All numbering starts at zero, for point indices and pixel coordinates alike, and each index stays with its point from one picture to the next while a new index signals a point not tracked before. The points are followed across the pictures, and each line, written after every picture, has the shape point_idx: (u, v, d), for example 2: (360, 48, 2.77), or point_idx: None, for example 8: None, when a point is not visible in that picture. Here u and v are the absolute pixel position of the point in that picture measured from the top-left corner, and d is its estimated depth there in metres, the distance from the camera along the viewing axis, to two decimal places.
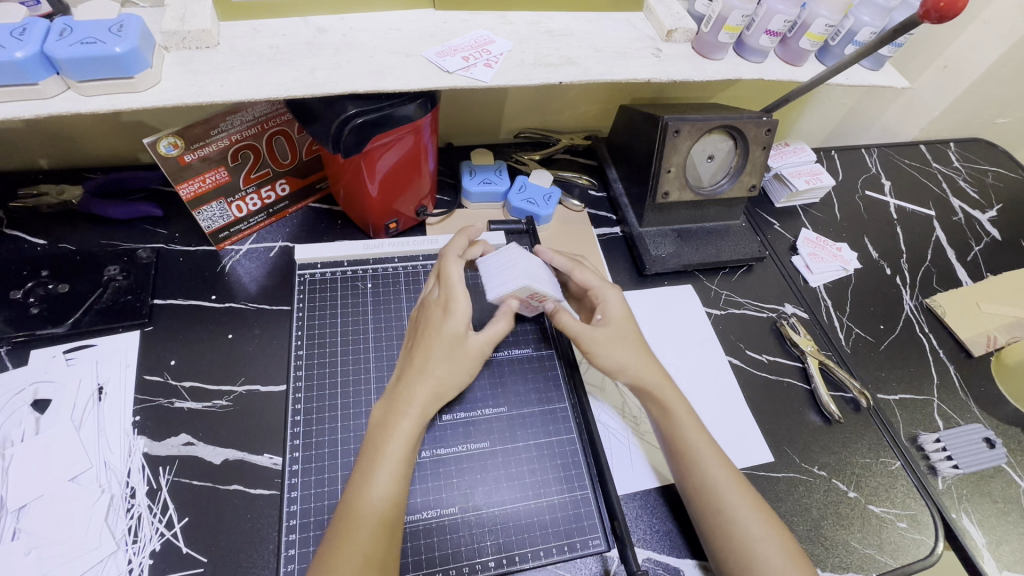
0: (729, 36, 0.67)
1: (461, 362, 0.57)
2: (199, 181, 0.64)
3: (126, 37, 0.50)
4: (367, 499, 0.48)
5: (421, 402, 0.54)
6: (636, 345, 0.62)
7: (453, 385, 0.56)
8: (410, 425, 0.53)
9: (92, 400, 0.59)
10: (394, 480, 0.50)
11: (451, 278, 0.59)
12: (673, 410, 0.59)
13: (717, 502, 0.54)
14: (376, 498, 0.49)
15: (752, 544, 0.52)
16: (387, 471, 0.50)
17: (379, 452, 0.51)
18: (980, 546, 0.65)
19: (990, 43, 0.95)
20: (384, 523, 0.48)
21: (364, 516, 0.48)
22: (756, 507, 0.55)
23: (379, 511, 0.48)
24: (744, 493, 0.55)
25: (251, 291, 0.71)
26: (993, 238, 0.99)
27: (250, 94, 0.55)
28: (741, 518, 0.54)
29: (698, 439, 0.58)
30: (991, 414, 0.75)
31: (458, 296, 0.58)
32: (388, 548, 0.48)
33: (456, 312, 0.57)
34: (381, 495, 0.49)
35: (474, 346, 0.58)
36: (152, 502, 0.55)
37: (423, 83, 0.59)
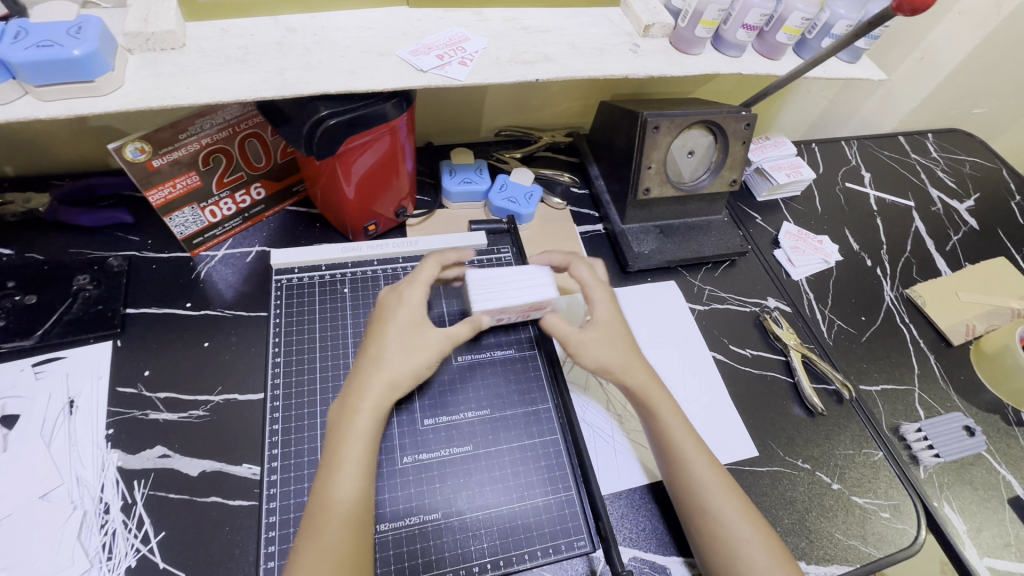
0: (706, 31, 0.66)
1: (412, 354, 0.54)
2: (169, 186, 0.63)
3: (85, 39, 0.48)
4: (330, 503, 0.47)
5: (373, 397, 0.52)
6: (624, 344, 0.61)
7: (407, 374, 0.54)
8: (365, 423, 0.51)
9: (62, 414, 0.58)
10: (356, 480, 0.49)
11: (416, 272, 0.60)
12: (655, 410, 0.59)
13: (700, 500, 0.54)
14: (339, 503, 0.48)
15: (721, 518, 0.53)
16: (350, 472, 0.49)
17: (338, 454, 0.49)
18: (960, 533, 0.66)
19: (964, 33, 0.95)
20: (349, 526, 0.47)
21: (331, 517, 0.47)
22: (726, 480, 0.56)
23: (343, 515, 0.47)
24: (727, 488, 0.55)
25: (228, 297, 0.69)
26: (971, 227, 1.00)
27: (218, 97, 0.53)
28: (722, 509, 0.53)
29: (671, 414, 0.59)
30: (971, 402, 0.76)
31: (412, 284, 0.59)
32: (359, 550, 0.47)
33: (407, 299, 0.57)
34: (343, 497, 0.48)
35: (432, 338, 0.56)
36: (127, 517, 0.53)
37: (396, 82, 0.58)
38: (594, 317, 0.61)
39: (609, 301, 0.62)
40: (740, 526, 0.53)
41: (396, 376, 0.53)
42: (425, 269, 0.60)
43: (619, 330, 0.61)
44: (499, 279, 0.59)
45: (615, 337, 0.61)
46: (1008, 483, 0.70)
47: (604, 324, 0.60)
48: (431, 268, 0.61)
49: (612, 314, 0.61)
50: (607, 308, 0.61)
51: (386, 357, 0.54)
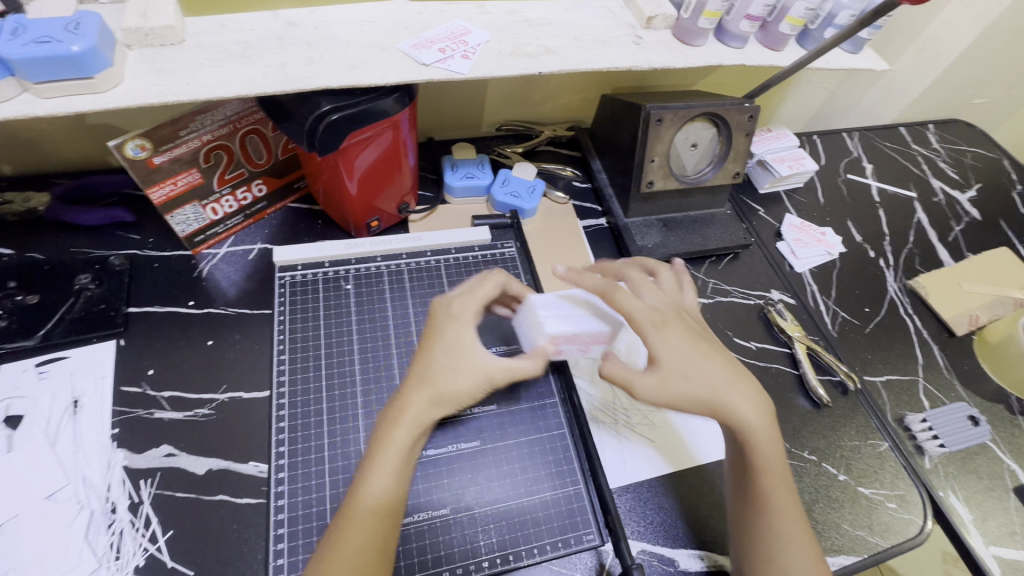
0: (709, 22, 0.66)
1: (465, 376, 0.51)
2: (171, 183, 0.62)
3: (83, 34, 0.48)
4: (362, 496, 0.47)
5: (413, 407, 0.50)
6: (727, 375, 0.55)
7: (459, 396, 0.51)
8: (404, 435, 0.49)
9: (67, 413, 0.57)
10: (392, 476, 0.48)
11: (472, 287, 0.58)
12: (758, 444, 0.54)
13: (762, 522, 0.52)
14: (368, 501, 0.47)
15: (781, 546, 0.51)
16: (383, 475, 0.47)
17: (375, 455, 0.48)
18: (966, 522, 0.66)
19: (966, 23, 0.95)
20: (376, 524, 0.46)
21: (359, 512, 0.46)
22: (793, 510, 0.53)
23: (370, 509, 0.46)
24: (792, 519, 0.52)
25: (230, 295, 0.69)
26: (973, 218, 1.00)
27: (219, 92, 0.53)
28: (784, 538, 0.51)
29: (760, 428, 0.54)
30: (975, 392, 0.76)
31: (470, 297, 0.56)
32: (385, 546, 0.46)
33: (458, 315, 0.55)
34: (377, 490, 0.47)
35: (479, 361, 0.52)
36: (134, 516, 0.53)
37: (399, 76, 0.57)
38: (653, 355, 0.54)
39: (665, 330, 0.55)
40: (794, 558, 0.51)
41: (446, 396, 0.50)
42: (482, 286, 0.58)
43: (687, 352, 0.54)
44: (554, 308, 0.59)
45: (691, 369, 0.54)
46: (1013, 472, 0.70)
47: (673, 358, 0.54)
48: (491, 286, 0.58)
49: (678, 344, 0.54)
50: (669, 341, 0.55)
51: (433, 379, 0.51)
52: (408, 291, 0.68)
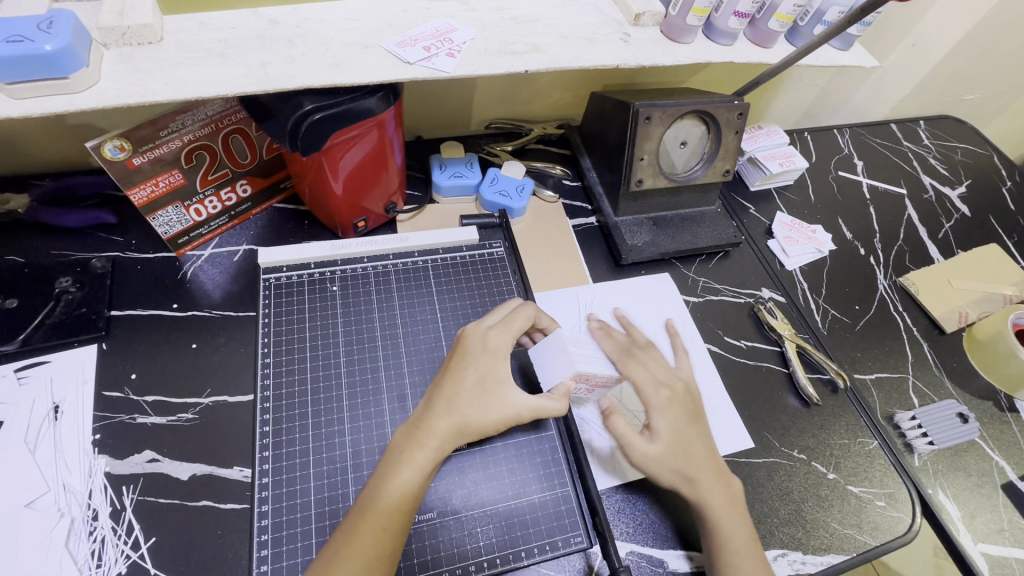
0: (697, 19, 0.65)
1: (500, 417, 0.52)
2: (152, 184, 0.61)
3: (57, 34, 0.47)
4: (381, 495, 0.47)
5: (442, 427, 0.50)
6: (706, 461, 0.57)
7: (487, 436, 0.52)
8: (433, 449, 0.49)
9: (47, 419, 0.56)
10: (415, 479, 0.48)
11: (506, 319, 0.58)
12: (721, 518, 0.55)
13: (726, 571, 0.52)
14: (387, 501, 0.47)
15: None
16: (406, 479, 0.48)
17: (403, 458, 0.49)
18: (955, 519, 0.66)
19: (955, 19, 0.95)
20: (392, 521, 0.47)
21: (376, 510, 0.47)
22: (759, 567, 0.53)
23: (388, 507, 0.47)
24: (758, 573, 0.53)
25: (215, 298, 0.68)
26: (963, 214, 1.00)
27: (198, 92, 0.52)
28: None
29: (718, 502, 0.55)
30: (964, 389, 0.76)
31: (506, 330, 0.57)
32: (395, 544, 0.47)
33: (489, 353, 0.55)
34: (397, 491, 0.47)
35: (510, 400, 0.52)
36: (116, 523, 0.52)
37: (382, 75, 0.56)
38: (653, 430, 0.56)
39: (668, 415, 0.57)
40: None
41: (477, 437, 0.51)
42: (515, 319, 0.58)
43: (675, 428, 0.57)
44: (580, 345, 0.59)
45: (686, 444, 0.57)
46: (1002, 469, 0.70)
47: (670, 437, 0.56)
48: (524, 319, 0.59)
49: (670, 425, 0.57)
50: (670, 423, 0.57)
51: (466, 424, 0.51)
52: (395, 293, 0.67)
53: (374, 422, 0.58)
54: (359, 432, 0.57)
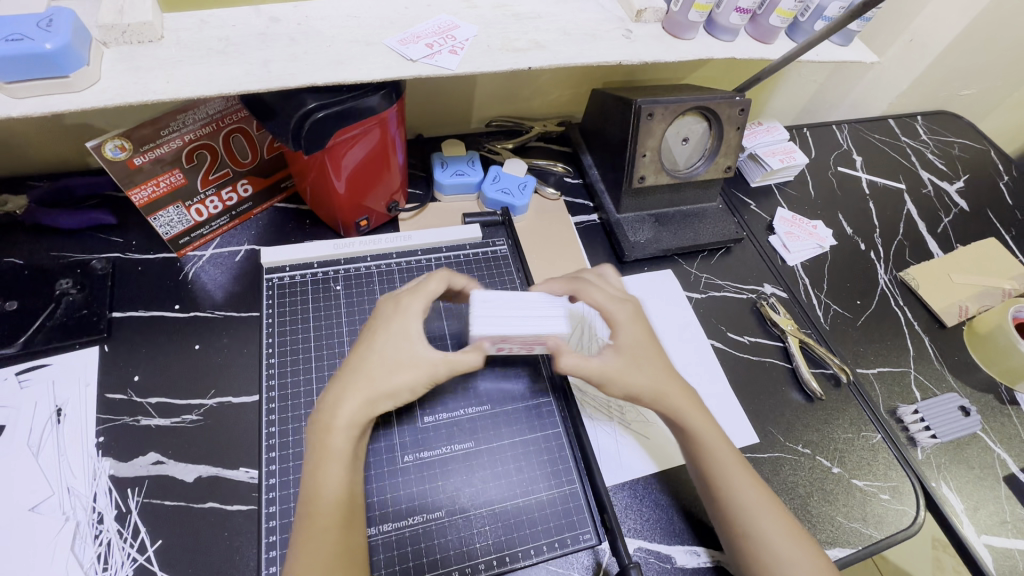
0: (699, 15, 0.65)
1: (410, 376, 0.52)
2: (153, 185, 0.61)
3: (57, 32, 0.46)
4: (318, 495, 0.47)
5: (346, 412, 0.49)
6: (657, 364, 0.58)
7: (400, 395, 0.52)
8: (343, 441, 0.49)
9: (50, 422, 0.56)
10: (341, 473, 0.48)
11: (421, 283, 0.58)
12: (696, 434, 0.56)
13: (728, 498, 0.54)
14: (327, 500, 0.47)
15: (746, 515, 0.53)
16: (335, 475, 0.47)
17: (324, 451, 0.48)
18: (958, 511, 0.66)
19: (952, 15, 0.95)
20: (337, 523, 0.46)
21: (319, 512, 0.46)
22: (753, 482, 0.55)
23: (331, 506, 0.47)
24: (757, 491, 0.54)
25: (217, 298, 0.67)
26: (962, 209, 1.01)
27: (200, 91, 0.51)
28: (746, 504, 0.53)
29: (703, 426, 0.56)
30: (966, 382, 0.77)
31: (417, 293, 0.56)
32: (350, 541, 0.46)
33: (404, 316, 0.54)
34: (333, 490, 0.47)
35: (422, 353, 0.52)
36: (122, 526, 0.52)
37: (385, 72, 0.56)
38: (616, 343, 0.58)
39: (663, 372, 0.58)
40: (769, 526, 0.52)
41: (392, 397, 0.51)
42: (429, 282, 0.57)
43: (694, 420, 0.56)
44: (505, 300, 0.52)
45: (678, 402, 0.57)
46: (1003, 461, 0.71)
47: (665, 395, 0.57)
48: (440, 281, 0.58)
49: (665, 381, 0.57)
50: (661, 374, 0.57)
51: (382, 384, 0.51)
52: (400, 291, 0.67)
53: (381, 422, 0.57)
54: None
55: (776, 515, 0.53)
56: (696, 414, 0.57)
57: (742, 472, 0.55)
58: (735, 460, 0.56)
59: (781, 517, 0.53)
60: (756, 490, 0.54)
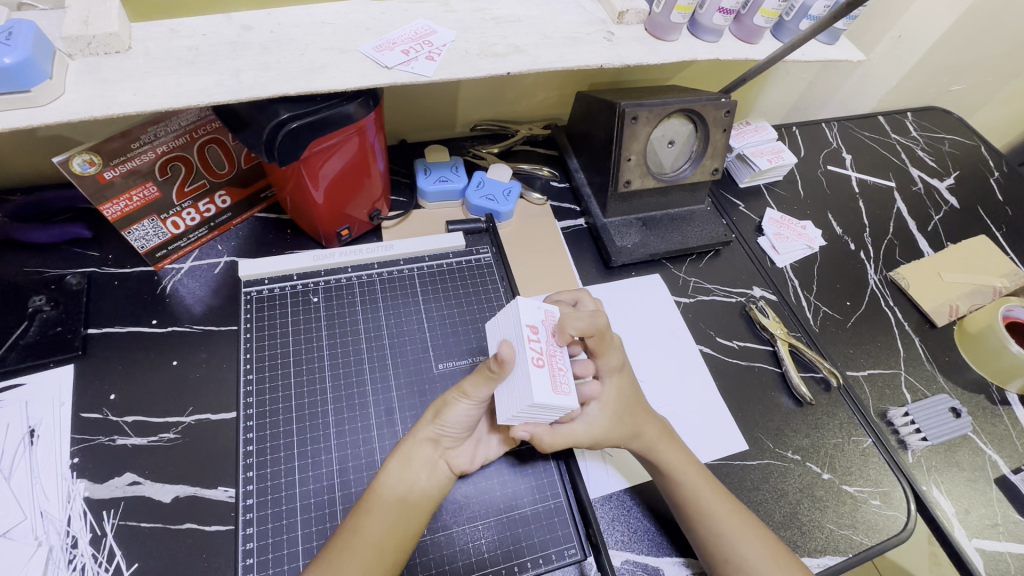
0: (682, 16, 0.64)
1: (461, 406, 0.50)
2: (125, 199, 0.59)
3: (16, 45, 0.45)
4: (380, 489, 0.49)
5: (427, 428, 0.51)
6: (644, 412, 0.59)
7: (457, 425, 0.51)
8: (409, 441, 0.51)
9: (23, 444, 0.55)
10: (411, 471, 0.50)
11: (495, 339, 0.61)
12: (689, 477, 0.56)
13: (726, 550, 0.52)
14: (388, 496, 0.49)
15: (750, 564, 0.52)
16: (398, 473, 0.49)
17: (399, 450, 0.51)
18: (950, 515, 0.66)
19: (941, 11, 0.94)
20: (393, 517, 0.48)
21: (377, 501, 0.48)
22: (752, 527, 0.54)
23: (390, 500, 0.48)
24: (760, 539, 0.54)
25: (196, 312, 0.66)
26: (952, 206, 1.00)
27: (168, 103, 0.50)
28: (751, 557, 0.52)
29: (694, 476, 0.56)
30: (956, 383, 0.76)
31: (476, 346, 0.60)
32: (396, 537, 0.47)
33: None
34: (399, 484, 0.49)
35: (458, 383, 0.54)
36: (97, 550, 0.51)
37: (360, 80, 0.55)
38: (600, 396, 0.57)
39: (658, 426, 0.59)
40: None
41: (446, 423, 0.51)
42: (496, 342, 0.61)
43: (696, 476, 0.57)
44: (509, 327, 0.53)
45: (665, 457, 0.57)
46: (994, 462, 0.70)
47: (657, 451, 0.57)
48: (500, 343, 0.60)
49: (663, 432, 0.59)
50: (654, 428, 0.58)
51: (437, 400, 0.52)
52: (381, 302, 0.66)
53: (362, 441, 0.56)
54: (346, 449, 0.56)
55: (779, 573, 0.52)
56: (688, 467, 0.57)
57: (746, 529, 0.54)
58: (739, 518, 0.55)
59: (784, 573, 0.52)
60: (764, 547, 0.53)
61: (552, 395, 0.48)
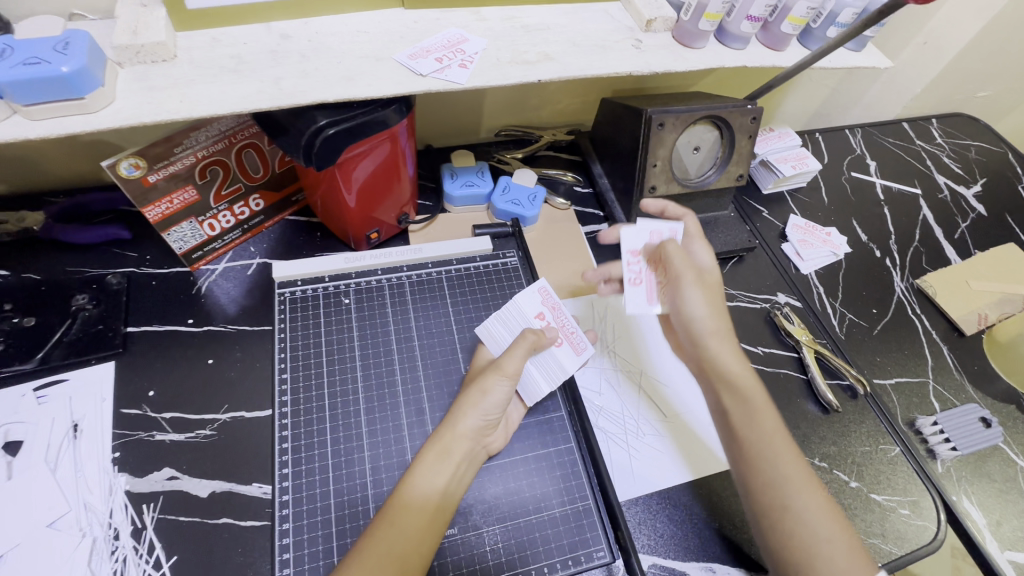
0: (709, 24, 0.65)
1: (500, 386, 0.55)
2: (167, 201, 0.61)
3: (73, 54, 0.47)
4: (409, 495, 0.49)
5: (468, 421, 0.53)
6: (721, 311, 0.62)
7: (495, 409, 0.55)
8: (452, 443, 0.52)
9: (67, 438, 0.57)
10: (440, 477, 0.51)
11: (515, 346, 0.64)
12: (752, 408, 0.56)
13: (782, 495, 0.51)
14: (418, 503, 0.49)
15: (800, 513, 0.50)
16: (429, 482, 0.50)
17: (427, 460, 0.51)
18: (981, 527, 0.65)
19: (969, 17, 0.94)
20: (423, 524, 0.48)
21: (404, 507, 0.48)
22: (811, 477, 0.52)
23: (420, 507, 0.49)
24: (817, 493, 0.51)
25: (230, 312, 0.68)
26: (979, 213, 0.99)
27: (213, 110, 0.52)
28: (803, 505, 0.50)
29: (761, 412, 0.56)
30: (985, 392, 0.75)
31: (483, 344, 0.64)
32: (425, 545, 0.47)
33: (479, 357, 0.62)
34: (427, 489, 0.50)
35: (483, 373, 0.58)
36: (137, 542, 0.52)
37: (395, 88, 0.56)
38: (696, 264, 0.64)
39: (737, 360, 0.59)
40: (824, 530, 0.49)
41: (486, 408, 0.54)
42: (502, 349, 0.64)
43: (779, 446, 0.53)
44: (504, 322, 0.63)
45: (750, 393, 0.57)
46: None
47: (734, 370, 0.58)
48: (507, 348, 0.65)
49: (746, 374, 0.58)
50: (735, 361, 0.59)
51: (472, 390, 0.55)
52: (410, 304, 0.67)
53: (393, 439, 0.57)
54: (377, 448, 0.56)
55: (836, 528, 0.49)
56: (757, 397, 0.56)
57: (803, 474, 0.52)
58: (804, 470, 0.52)
59: (840, 530, 0.49)
60: (822, 502, 0.50)
61: (578, 358, 0.62)
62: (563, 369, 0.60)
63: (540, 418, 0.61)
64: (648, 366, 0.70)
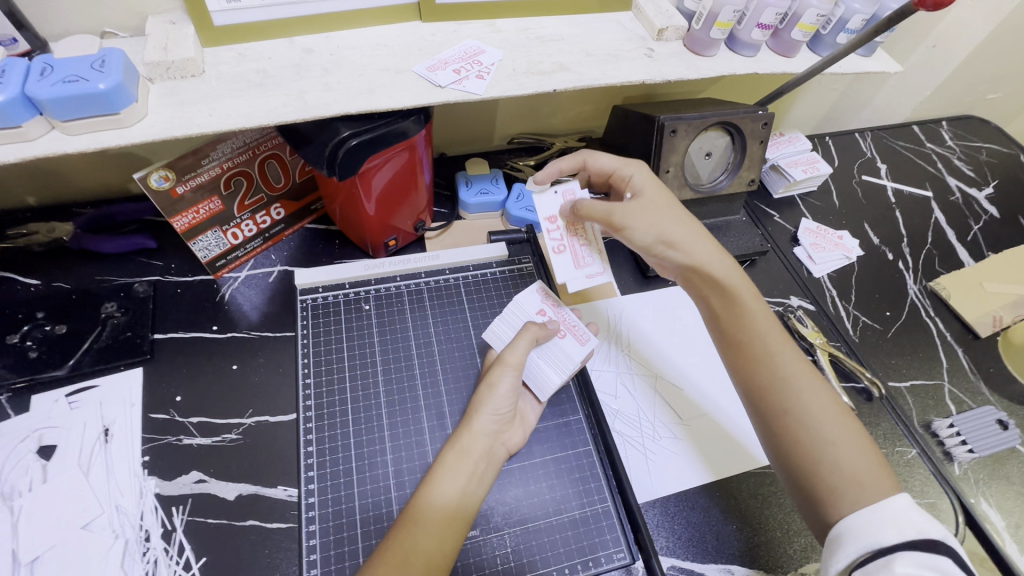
0: (720, 33, 0.66)
1: (506, 378, 0.56)
2: (193, 212, 0.63)
3: (109, 72, 0.49)
4: (427, 503, 0.49)
5: (483, 421, 0.55)
6: (686, 217, 0.60)
7: (503, 403, 0.56)
8: (470, 449, 0.53)
9: (98, 442, 0.58)
10: (458, 483, 0.51)
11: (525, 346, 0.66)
12: (744, 313, 0.57)
13: (787, 401, 0.52)
14: (436, 510, 0.49)
15: (806, 419, 0.51)
16: (447, 491, 0.50)
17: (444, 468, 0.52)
18: (1000, 530, 0.65)
19: (978, 20, 0.94)
20: (441, 532, 0.48)
21: (423, 514, 0.49)
22: (817, 381, 0.53)
23: (439, 515, 0.49)
24: (822, 393, 0.53)
25: (253, 319, 0.70)
26: (992, 215, 0.99)
27: (241, 123, 0.54)
28: (807, 407, 0.51)
29: (754, 313, 0.56)
30: (1001, 394, 0.75)
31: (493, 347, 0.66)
32: (447, 552, 0.47)
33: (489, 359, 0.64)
34: (445, 496, 0.50)
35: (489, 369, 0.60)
36: (167, 544, 0.54)
37: (415, 99, 0.58)
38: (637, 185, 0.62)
39: (719, 262, 0.59)
40: (831, 427, 0.51)
41: (495, 403, 0.55)
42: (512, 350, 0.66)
43: (788, 366, 0.54)
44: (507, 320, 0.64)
45: (743, 296, 0.57)
46: None
47: (719, 278, 0.58)
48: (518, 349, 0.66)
49: (734, 277, 0.58)
50: (720, 267, 0.58)
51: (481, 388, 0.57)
52: (429, 310, 0.69)
53: (415, 443, 0.58)
54: (400, 451, 0.58)
55: (842, 422, 0.51)
56: (746, 302, 0.57)
57: (802, 374, 0.53)
58: (803, 368, 0.54)
59: (847, 426, 0.51)
60: (826, 400, 0.52)
61: (583, 349, 0.62)
62: (567, 360, 0.61)
63: (558, 422, 0.62)
64: (662, 369, 0.71)
